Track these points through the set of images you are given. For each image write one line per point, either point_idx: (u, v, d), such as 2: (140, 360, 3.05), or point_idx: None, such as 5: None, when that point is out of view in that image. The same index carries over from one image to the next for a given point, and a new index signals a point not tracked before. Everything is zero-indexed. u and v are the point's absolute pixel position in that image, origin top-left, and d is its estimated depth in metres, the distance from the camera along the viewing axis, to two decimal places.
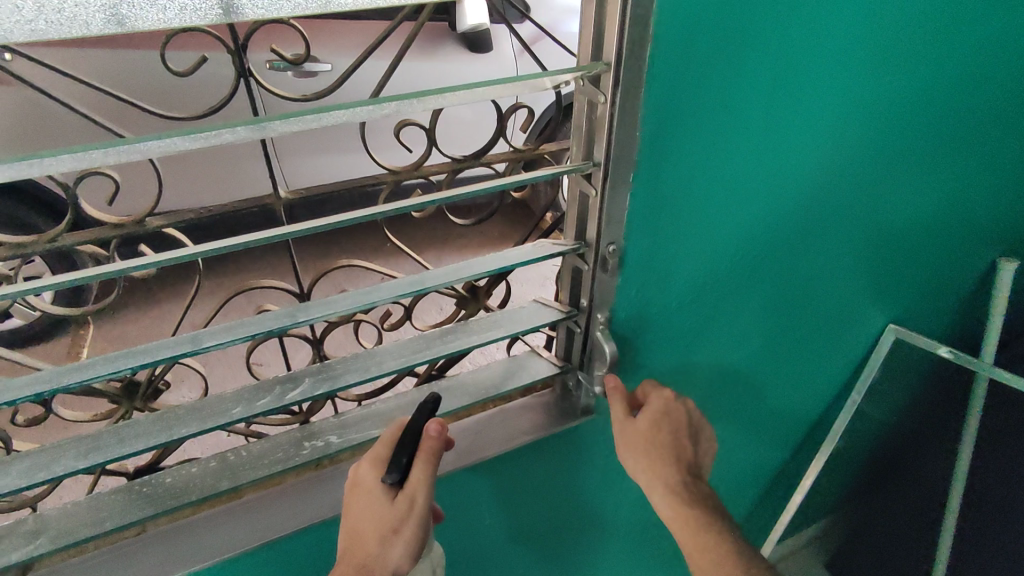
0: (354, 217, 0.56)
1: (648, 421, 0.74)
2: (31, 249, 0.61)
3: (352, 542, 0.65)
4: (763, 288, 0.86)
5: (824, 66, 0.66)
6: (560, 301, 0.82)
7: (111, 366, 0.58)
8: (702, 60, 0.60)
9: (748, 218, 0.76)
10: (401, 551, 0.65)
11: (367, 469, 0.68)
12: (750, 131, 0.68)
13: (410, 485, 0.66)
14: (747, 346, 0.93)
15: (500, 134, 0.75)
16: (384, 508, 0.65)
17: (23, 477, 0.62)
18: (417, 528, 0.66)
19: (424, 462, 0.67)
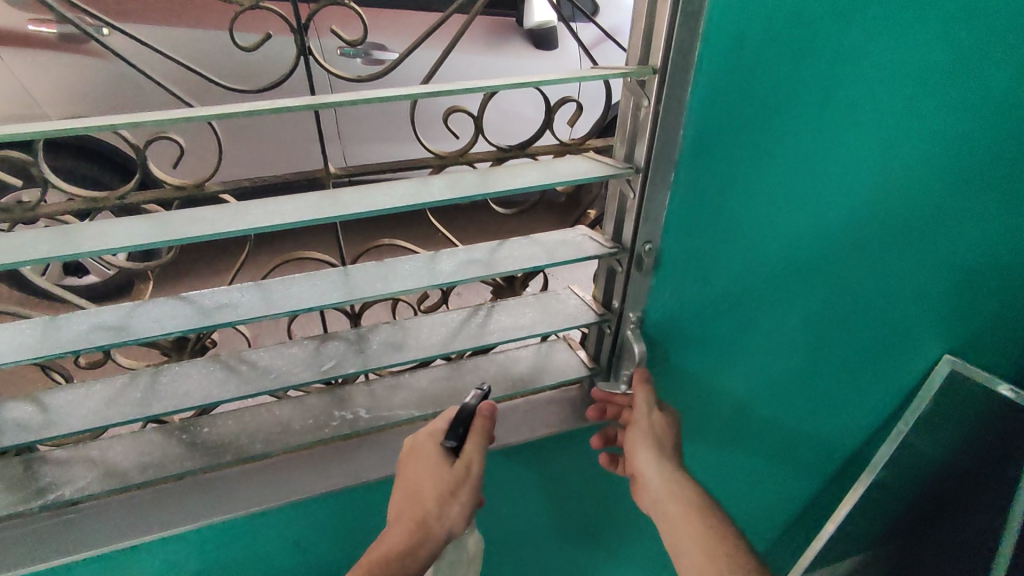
0: (401, 207, 0.62)
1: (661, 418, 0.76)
2: (103, 204, 0.66)
3: (408, 502, 0.67)
4: (778, 296, 0.81)
5: (833, 58, 0.61)
6: (595, 300, 0.83)
7: (163, 330, 0.66)
8: (746, 60, 0.59)
9: (759, 218, 0.72)
10: (457, 512, 0.68)
11: (427, 435, 0.71)
12: (757, 126, 0.64)
13: (467, 452, 0.69)
14: (779, 368, 0.91)
15: (546, 126, 0.76)
16: (442, 469, 0.68)
17: (84, 421, 0.69)
18: (473, 493, 0.69)
19: (477, 436, 0.70)
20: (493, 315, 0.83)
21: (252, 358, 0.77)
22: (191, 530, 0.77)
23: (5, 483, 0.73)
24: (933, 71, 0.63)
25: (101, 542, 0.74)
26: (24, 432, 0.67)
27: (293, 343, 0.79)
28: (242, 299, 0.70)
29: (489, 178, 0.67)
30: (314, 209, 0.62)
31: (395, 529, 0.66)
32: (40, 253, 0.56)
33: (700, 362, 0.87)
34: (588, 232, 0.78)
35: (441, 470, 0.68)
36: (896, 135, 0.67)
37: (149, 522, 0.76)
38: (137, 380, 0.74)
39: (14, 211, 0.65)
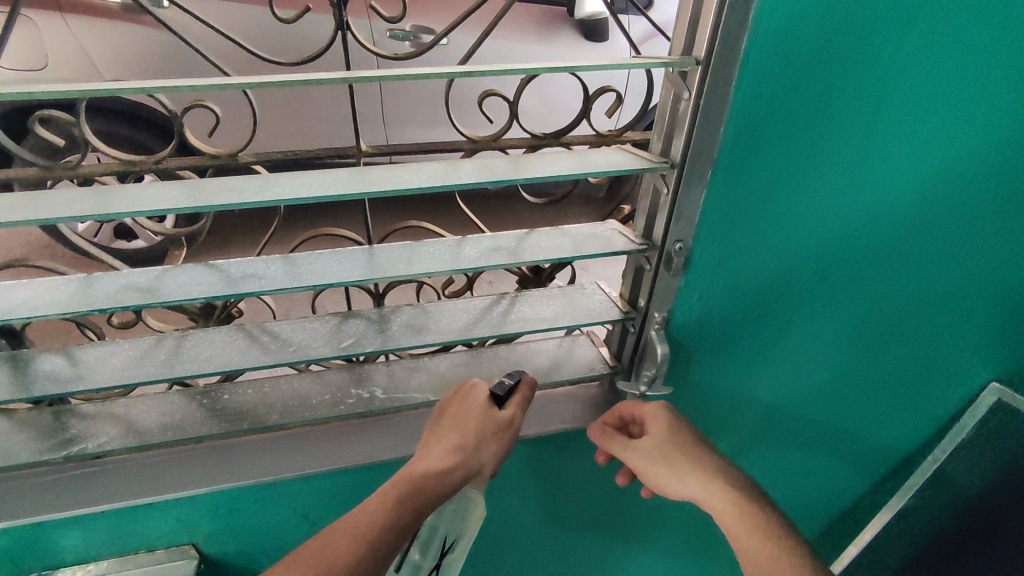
0: (427, 188, 0.62)
1: (662, 428, 0.72)
2: (139, 168, 0.68)
3: (447, 434, 0.67)
4: (810, 308, 0.78)
5: (879, 65, 0.57)
6: (621, 297, 0.81)
7: (186, 295, 0.67)
8: (789, 56, 0.56)
9: (797, 227, 0.69)
10: (494, 453, 0.67)
11: (473, 384, 0.73)
12: (797, 131, 0.61)
13: (511, 406, 0.70)
14: (808, 389, 0.89)
15: (583, 116, 0.74)
16: (484, 412, 0.69)
17: (112, 378, 0.70)
18: (508, 442, 0.69)
19: (522, 398, 0.72)
20: (516, 305, 0.82)
21: (274, 331, 0.78)
22: (207, 491, 0.78)
23: (36, 431, 0.76)
24: (1004, 78, 0.57)
25: (122, 496, 0.76)
26: (56, 383, 0.70)
27: (316, 318, 0.80)
28: (268, 270, 0.71)
29: (520, 165, 0.66)
30: (343, 184, 0.62)
31: (431, 452, 0.66)
32: (76, 211, 0.58)
33: (724, 373, 0.84)
34: (620, 228, 0.76)
35: (487, 411, 0.69)
36: (956, 146, 0.62)
37: (168, 481, 0.78)
38: (164, 343, 0.75)
39: (54, 168, 0.67)
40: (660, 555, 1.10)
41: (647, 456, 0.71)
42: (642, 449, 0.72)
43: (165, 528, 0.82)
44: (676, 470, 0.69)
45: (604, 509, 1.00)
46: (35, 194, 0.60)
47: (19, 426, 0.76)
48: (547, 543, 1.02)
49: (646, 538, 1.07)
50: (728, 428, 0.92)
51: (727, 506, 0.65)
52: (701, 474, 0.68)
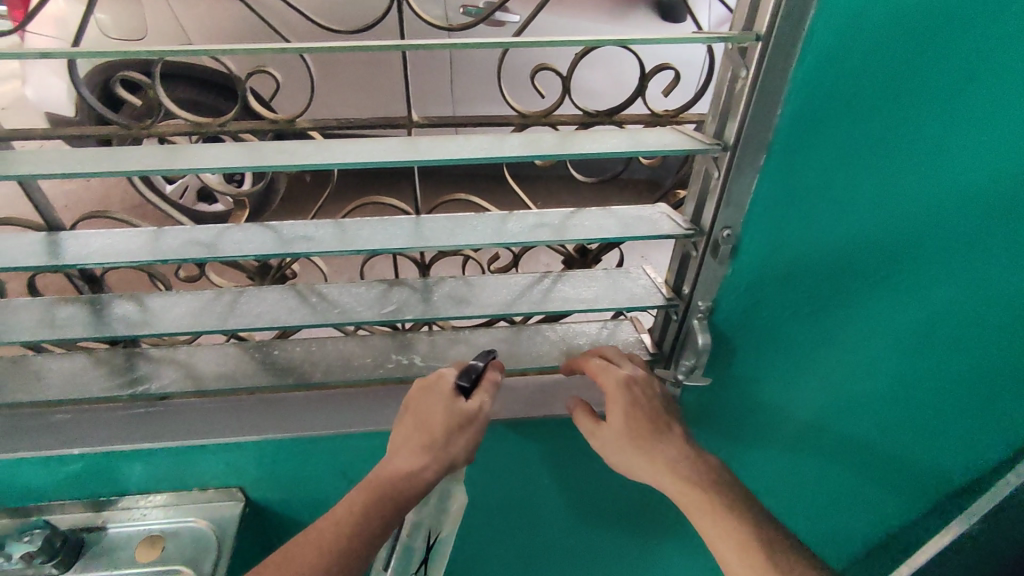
0: (473, 159, 0.62)
1: (621, 417, 0.72)
2: (206, 130, 0.72)
3: (416, 432, 0.70)
4: (870, 316, 0.72)
5: (958, 48, 0.52)
6: (666, 283, 0.79)
7: (241, 252, 0.71)
8: (858, 36, 0.52)
9: (860, 225, 0.63)
10: (464, 447, 0.69)
11: (438, 375, 0.73)
12: (863, 119, 0.57)
13: (476, 398, 0.70)
14: (847, 412, 0.83)
15: (638, 94, 0.72)
16: (448, 406, 0.69)
17: (176, 325, 0.76)
18: (478, 432, 0.70)
19: (491, 384, 0.72)
20: (558, 284, 0.81)
21: (324, 293, 0.81)
22: (255, 439, 0.83)
23: (109, 368, 0.83)
24: None
25: (180, 435, 0.82)
26: (127, 325, 0.76)
27: (363, 284, 0.83)
28: (318, 233, 0.74)
29: (568, 140, 0.65)
30: (391, 152, 0.63)
31: (402, 451, 0.69)
32: (146, 166, 0.62)
33: (765, 376, 0.81)
34: (668, 211, 0.74)
35: (452, 407, 0.69)
36: None
37: (221, 426, 0.84)
38: (223, 297, 0.80)
39: (133, 127, 0.72)
40: (692, 548, 1.08)
41: (615, 450, 0.73)
42: (610, 440, 0.74)
43: (217, 470, 0.88)
44: (638, 464, 0.71)
45: (635, 496, 0.99)
46: (113, 148, 0.65)
47: (96, 362, 0.83)
48: (577, 523, 1.03)
49: (678, 530, 1.05)
50: (771, 430, 0.88)
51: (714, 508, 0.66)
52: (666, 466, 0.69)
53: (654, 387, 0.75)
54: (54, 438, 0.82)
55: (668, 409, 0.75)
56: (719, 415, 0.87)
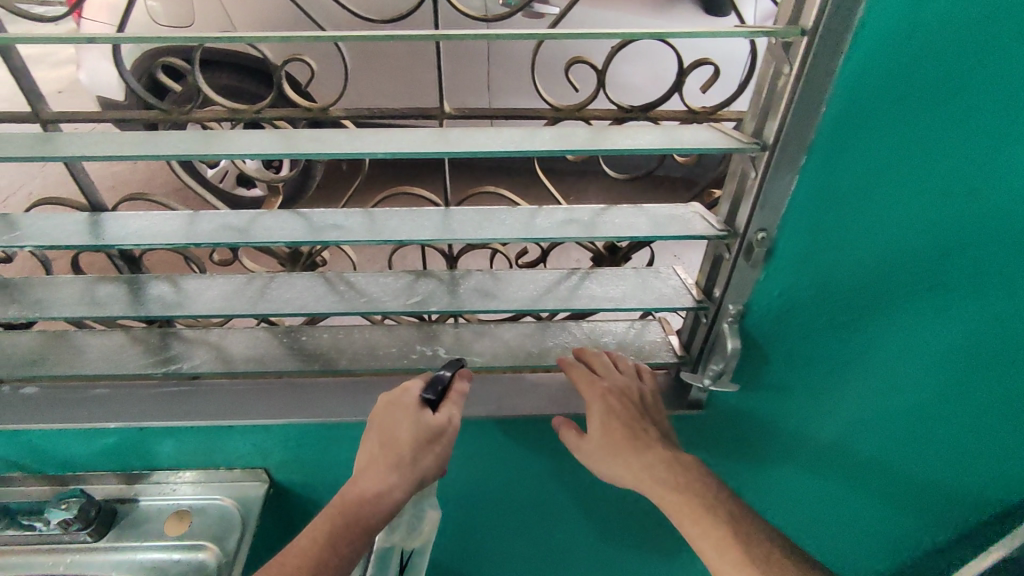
0: (503, 152, 0.61)
1: (599, 429, 0.75)
2: (241, 117, 0.73)
3: (384, 451, 0.71)
4: (911, 334, 0.67)
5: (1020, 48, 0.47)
6: (697, 285, 0.77)
7: (272, 239, 0.71)
8: (904, 33, 0.49)
9: (902, 236, 0.60)
10: (432, 462, 0.72)
11: (404, 390, 0.75)
12: (909, 122, 0.53)
13: (443, 411, 0.72)
14: (870, 438, 0.80)
15: (676, 89, 0.70)
16: (416, 421, 0.71)
17: (208, 308, 0.77)
18: (447, 444, 0.72)
19: (457, 395, 0.74)
20: (586, 281, 0.80)
21: (352, 282, 0.82)
22: (280, 423, 0.85)
23: (144, 347, 0.85)
24: None
25: (209, 415, 0.84)
26: (162, 306, 0.78)
27: (391, 274, 0.83)
28: (347, 222, 0.74)
29: (601, 136, 0.64)
30: (421, 143, 0.63)
31: (371, 471, 0.71)
32: (183, 151, 0.63)
33: (793, 391, 0.79)
34: (702, 211, 0.72)
35: (418, 423, 0.71)
36: None
37: (249, 409, 0.85)
38: (254, 282, 0.81)
39: (172, 112, 0.74)
40: None
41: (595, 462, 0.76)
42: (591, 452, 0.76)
43: (244, 451, 0.90)
44: (619, 473, 0.73)
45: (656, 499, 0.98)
46: (153, 133, 0.66)
47: (132, 340, 0.86)
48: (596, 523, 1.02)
49: None
50: (801, 444, 0.85)
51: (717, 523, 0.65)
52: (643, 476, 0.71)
53: (628, 398, 0.77)
54: (91, 412, 0.85)
55: (643, 420, 0.76)
56: (747, 422, 0.85)
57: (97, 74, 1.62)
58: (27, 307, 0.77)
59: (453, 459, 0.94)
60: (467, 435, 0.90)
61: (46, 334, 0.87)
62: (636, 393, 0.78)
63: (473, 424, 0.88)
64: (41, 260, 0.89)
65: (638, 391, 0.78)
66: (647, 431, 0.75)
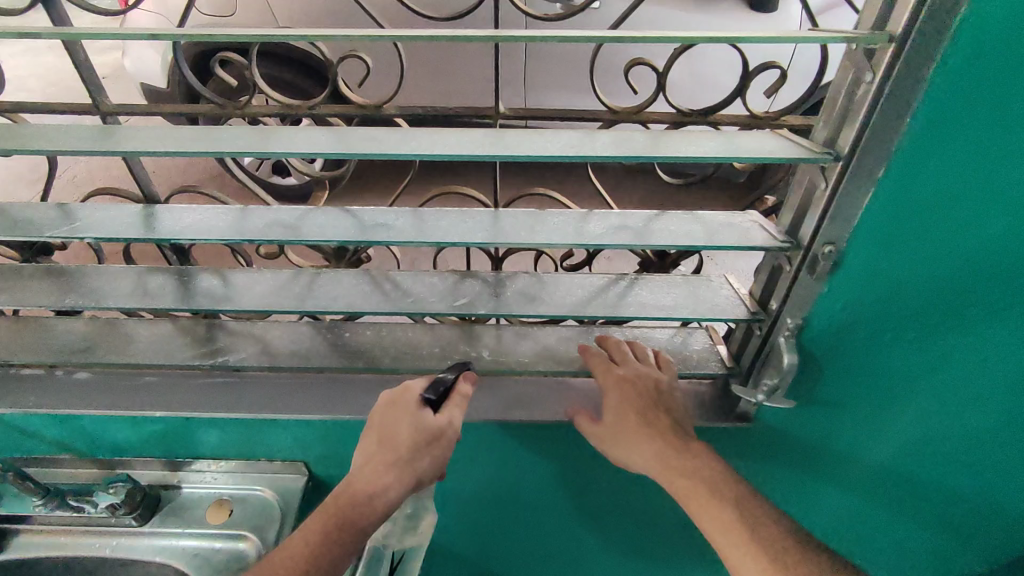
0: (560, 157, 0.60)
1: (613, 417, 0.75)
2: (296, 113, 0.73)
3: (381, 448, 0.70)
4: (986, 349, 0.63)
5: None
6: (752, 295, 0.75)
7: (323, 237, 0.71)
8: (997, 39, 0.45)
9: (984, 249, 0.56)
10: (430, 463, 0.70)
11: (404, 389, 0.73)
12: (1000, 132, 0.49)
13: (444, 413, 0.71)
14: (923, 461, 0.77)
15: (740, 93, 0.68)
16: (414, 421, 0.70)
17: (258, 303, 0.78)
18: (446, 446, 0.70)
19: (459, 398, 0.72)
20: (634, 287, 0.78)
21: (397, 280, 0.81)
22: (322, 418, 0.85)
23: (191, 338, 0.86)
24: None
25: (253, 408, 0.85)
26: (211, 300, 0.78)
27: (436, 274, 0.82)
28: (396, 222, 0.74)
29: (660, 141, 0.62)
30: (477, 145, 0.62)
31: (366, 470, 0.70)
32: (240, 149, 0.63)
33: (844, 413, 0.76)
34: (760, 219, 0.70)
35: (417, 423, 0.69)
36: None
37: (291, 403, 0.86)
38: (300, 277, 0.82)
39: (228, 107, 0.74)
40: None
41: (613, 449, 0.76)
42: (608, 433, 0.76)
43: (285, 444, 0.91)
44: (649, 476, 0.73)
45: None
46: (209, 129, 0.66)
47: (180, 331, 0.87)
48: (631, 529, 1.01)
49: None
50: (850, 464, 0.82)
51: (760, 543, 0.64)
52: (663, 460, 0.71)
53: (638, 387, 0.75)
54: (140, 400, 0.86)
55: (654, 409, 0.74)
56: (797, 438, 0.82)
57: (147, 63, 1.64)
58: (82, 296, 0.79)
59: (490, 461, 0.93)
60: (505, 437, 0.89)
61: (97, 322, 0.88)
62: (649, 381, 0.75)
63: (513, 428, 0.87)
64: (94, 248, 0.91)
65: (655, 379, 0.76)
66: (654, 424, 0.73)
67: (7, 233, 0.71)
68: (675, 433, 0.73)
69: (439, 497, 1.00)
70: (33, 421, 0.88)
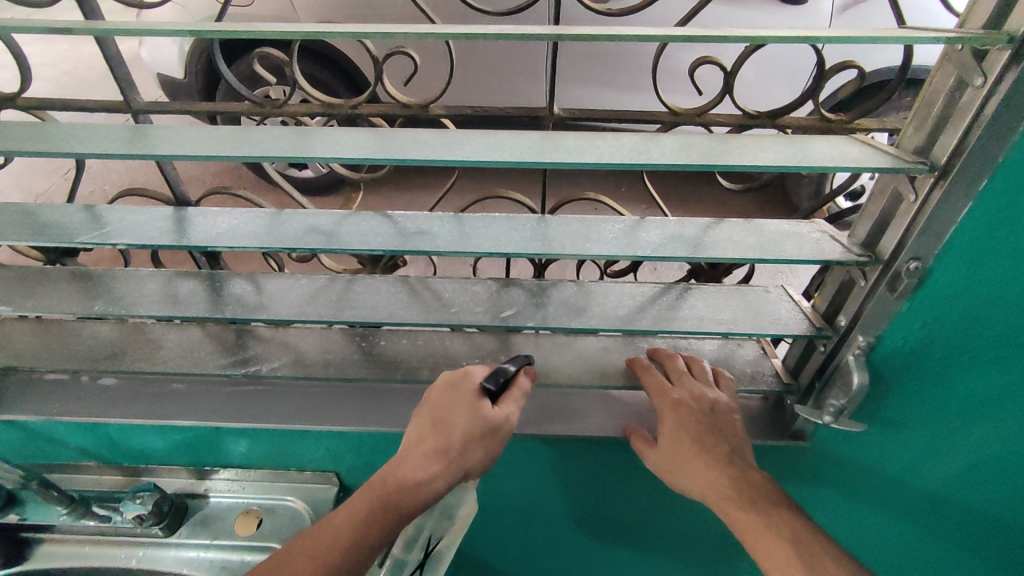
0: (624, 163, 0.56)
1: (669, 440, 0.71)
2: (337, 112, 0.69)
3: (432, 433, 0.66)
4: None
5: None
6: (816, 310, 0.71)
7: (365, 245, 0.68)
8: None
9: None
10: (481, 457, 0.66)
11: (465, 372, 0.68)
12: None
13: (502, 409, 0.66)
14: (981, 488, 0.74)
15: (812, 95, 0.64)
16: (472, 412, 0.65)
17: (293, 311, 0.74)
18: (499, 441, 0.66)
19: (518, 391, 0.68)
20: (688, 298, 0.74)
21: (437, 289, 0.78)
22: (355, 429, 0.82)
23: (221, 345, 0.83)
24: None
25: (284, 418, 0.82)
26: (243, 308, 0.75)
27: (477, 281, 0.79)
28: (441, 228, 0.70)
29: (729, 145, 0.57)
30: (534, 148, 0.58)
31: (413, 457, 0.65)
32: (281, 151, 0.59)
33: (909, 437, 0.72)
34: (830, 229, 0.65)
35: (475, 415, 0.65)
36: None
37: (324, 413, 0.83)
38: (336, 284, 0.78)
39: (265, 106, 0.71)
40: None
41: (666, 470, 0.72)
42: (662, 455, 0.72)
43: (316, 454, 0.88)
44: (701, 494, 0.69)
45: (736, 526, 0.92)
46: (248, 128, 0.63)
47: (208, 337, 0.84)
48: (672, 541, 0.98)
49: None
50: (906, 489, 0.78)
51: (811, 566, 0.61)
52: (722, 486, 0.67)
53: (694, 410, 0.70)
54: (169, 407, 0.83)
55: (711, 435, 0.70)
56: (854, 461, 0.77)
57: (170, 55, 1.61)
58: (109, 301, 0.76)
59: (526, 475, 0.90)
60: (544, 452, 0.85)
61: (122, 326, 0.85)
62: (706, 399, 0.71)
63: (553, 443, 0.83)
64: (120, 250, 0.88)
65: (713, 398, 0.71)
66: (709, 448, 0.69)
67: (34, 238, 0.68)
68: (730, 458, 0.69)
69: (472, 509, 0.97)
70: (58, 427, 0.85)
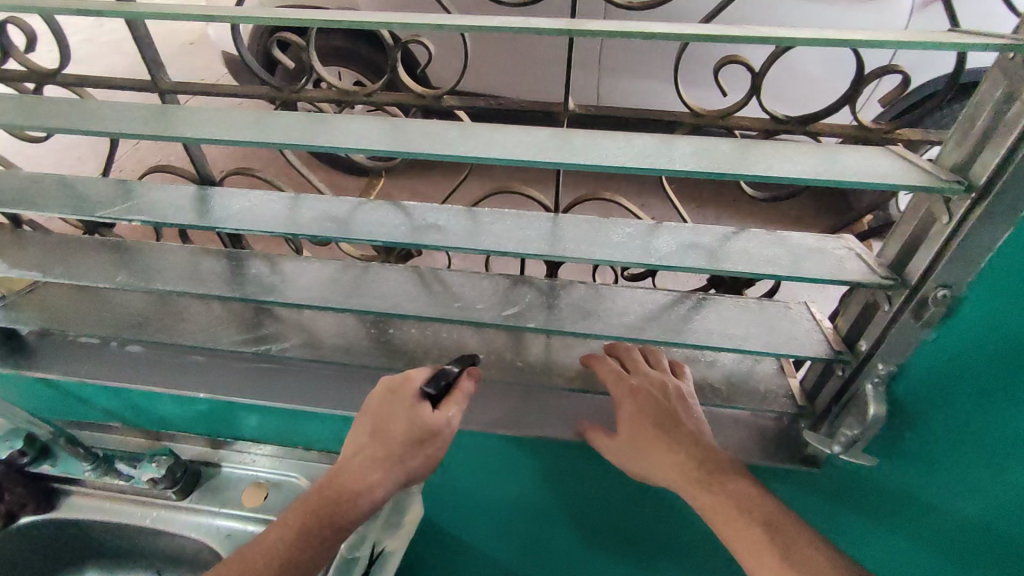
0: (637, 167, 0.53)
1: (629, 432, 0.69)
2: (354, 100, 0.69)
3: (375, 441, 0.67)
4: None
5: None
6: (837, 332, 0.67)
7: (369, 234, 0.67)
8: None
9: None
10: (423, 460, 0.67)
11: (405, 376, 0.68)
12: None
13: (441, 411, 0.65)
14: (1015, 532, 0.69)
15: (847, 101, 0.59)
16: (410, 415, 0.65)
17: (304, 295, 0.75)
18: (441, 442, 0.66)
19: (460, 394, 0.67)
20: (702, 309, 0.71)
21: (447, 281, 0.77)
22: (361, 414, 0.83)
23: (238, 321, 0.85)
24: None
25: (293, 397, 0.84)
26: (259, 288, 0.77)
27: (488, 276, 0.78)
28: (449, 223, 0.69)
29: (750, 153, 0.53)
30: (544, 147, 0.56)
31: (354, 467, 0.67)
32: (290, 136, 0.59)
33: (933, 475, 0.67)
34: (857, 246, 0.61)
35: (412, 418, 0.65)
36: None
37: (332, 396, 0.84)
38: (350, 269, 0.79)
39: (283, 90, 0.72)
40: None
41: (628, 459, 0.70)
42: (628, 449, 0.70)
43: (326, 433, 0.90)
44: None
45: None
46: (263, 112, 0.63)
47: (228, 313, 0.86)
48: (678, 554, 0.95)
49: None
50: (931, 528, 0.73)
51: None
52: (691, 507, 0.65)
53: (654, 397, 0.68)
54: (187, 378, 0.86)
55: (675, 419, 0.67)
56: (873, 491, 0.73)
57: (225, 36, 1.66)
58: (134, 273, 0.78)
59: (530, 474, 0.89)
60: (547, 453, 0.84)
61: (149, 297, 0.89)
62: (661, 390, 0.69)
63: (557, 445, 0.82)
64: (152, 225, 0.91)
65: (667, 390, 0.69)
66: (689, 452, 0.66)
67: (63, 209, 0.70)
68: (698, 442, 0.67)
69: (475, 503, 0.97)
70: (88, 389, 0.90)
